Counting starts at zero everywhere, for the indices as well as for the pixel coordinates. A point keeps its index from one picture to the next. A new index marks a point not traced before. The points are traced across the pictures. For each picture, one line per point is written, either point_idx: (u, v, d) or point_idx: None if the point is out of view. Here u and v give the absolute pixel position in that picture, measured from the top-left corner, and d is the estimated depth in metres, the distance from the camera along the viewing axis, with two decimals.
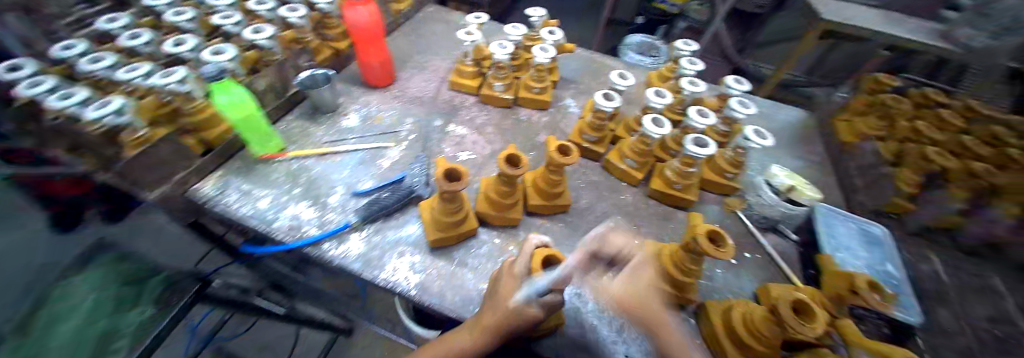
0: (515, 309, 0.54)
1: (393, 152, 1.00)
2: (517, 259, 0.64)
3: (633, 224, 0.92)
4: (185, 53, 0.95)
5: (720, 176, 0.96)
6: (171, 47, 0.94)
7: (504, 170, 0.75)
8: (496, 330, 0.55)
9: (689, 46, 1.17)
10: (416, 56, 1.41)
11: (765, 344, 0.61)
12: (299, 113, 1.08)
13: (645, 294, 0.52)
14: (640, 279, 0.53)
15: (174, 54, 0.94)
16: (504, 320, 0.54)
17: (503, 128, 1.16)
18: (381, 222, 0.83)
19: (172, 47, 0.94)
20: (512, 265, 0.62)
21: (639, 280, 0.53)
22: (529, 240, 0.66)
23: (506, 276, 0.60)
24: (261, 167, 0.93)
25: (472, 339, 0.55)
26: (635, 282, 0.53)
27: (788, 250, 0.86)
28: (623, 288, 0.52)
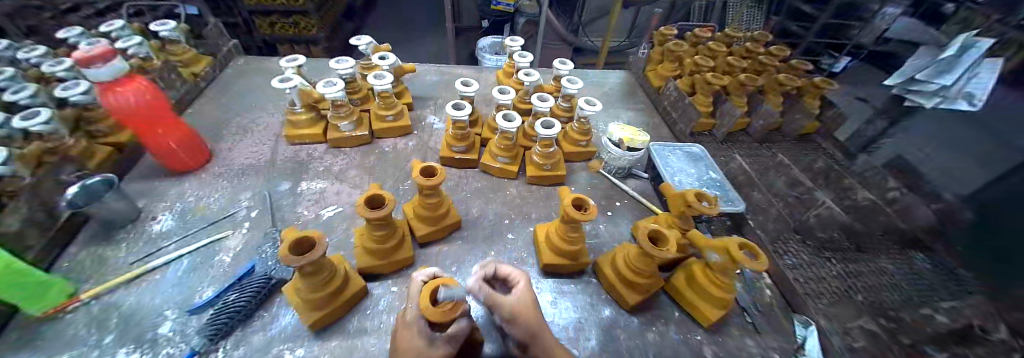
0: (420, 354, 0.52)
1: (232, 240, 0.86)
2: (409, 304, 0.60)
3: (523, 214, 0.96)
4: None
5: (579, 146, 1.06)
6: None
7: (365, 216, 0.69)
8: None
9: (517, 41, 1.26)
10: (237, 119, 1.22)
11: (644, 276, 0.70)
12: (88, 238, 0.85)
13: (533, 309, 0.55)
14: (528, 298, 0.56)
15: None
16: None
17: (369, 167, 1.09)
18: (241, 330, 0.70)
19: None
20: (405, 314, 0.58)
21: (526, 297, 0.56)
22: (415, 277, 0.62)
23: (401, 325, 0.57)
24: (49, 327, 0.69)
25: None
26: (525, 298, 0.56)
27: (646, 187, 1.01)
28: (518, 304, 0.54)
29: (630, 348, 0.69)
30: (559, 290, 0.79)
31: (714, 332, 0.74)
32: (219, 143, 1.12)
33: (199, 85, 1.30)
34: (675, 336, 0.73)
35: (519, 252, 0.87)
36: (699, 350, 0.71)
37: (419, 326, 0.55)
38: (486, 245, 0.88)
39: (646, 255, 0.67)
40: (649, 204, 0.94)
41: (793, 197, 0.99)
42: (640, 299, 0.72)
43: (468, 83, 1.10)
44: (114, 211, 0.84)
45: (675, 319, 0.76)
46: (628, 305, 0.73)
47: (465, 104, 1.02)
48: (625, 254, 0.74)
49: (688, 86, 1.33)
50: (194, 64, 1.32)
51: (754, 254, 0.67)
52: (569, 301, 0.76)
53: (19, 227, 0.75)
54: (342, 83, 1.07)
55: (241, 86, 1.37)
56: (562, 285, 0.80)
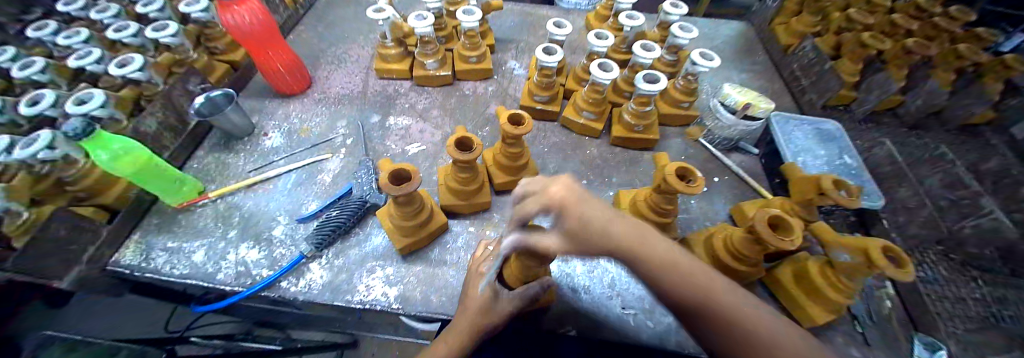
0: (490, 302, 0.59)
1: (332, 163, 0.93)
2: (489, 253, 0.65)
3: (605, 176, 0.90)
4: (47, 111, 0.78)
5: (675, 107, 0.96)
6: (25, 107, 0.76)
7: (455, 157, 0.69)
8: (478, 327, 0.57)
9: None
10: (331, 49, 1.26)
11: (748, 263, 0.63)
12: (210, 145, 0.97)
13: (583, 241, 0.42)
14: (569, 228, 0.42)
15: (33, 115, 0.77)
16: (483, 315, 0.58)
17: (449, 108, 1.08)
18: (340, 243, 0.78)
19: (26, 107, 0.76)
20: (480, 264, 0.63)
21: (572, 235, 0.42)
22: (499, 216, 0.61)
23: (472, 276, 0.63)
24: (183, 217, 0.82)
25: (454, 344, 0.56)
26: (572, 236, 0.42)
27: (752, 165, 0.90)
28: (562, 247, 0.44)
29: None
30: None
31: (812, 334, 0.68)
32: (315, 71, 1.18)
33: (298, 12, 1.35)
34: None
35: None
36: None
37: (489, 279, 0.61)
38: None
39: (756, 242, 0.60)
40: (757, 185, 0.85)
41: (946, 200, 0.89)
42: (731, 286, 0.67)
43: (561, 26, 1.00)
44: (234, 125, 0.94)
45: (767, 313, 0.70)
46: None
47: (556, 49, 0.94)
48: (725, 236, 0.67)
49: (830, 45, 1.10)
50: None
51: (901, 261, 0.56)
52: None
53: (160, 129, 0.88)
54: (432, 17, 1.03)
55: (328, 15, 1.41)
56: None
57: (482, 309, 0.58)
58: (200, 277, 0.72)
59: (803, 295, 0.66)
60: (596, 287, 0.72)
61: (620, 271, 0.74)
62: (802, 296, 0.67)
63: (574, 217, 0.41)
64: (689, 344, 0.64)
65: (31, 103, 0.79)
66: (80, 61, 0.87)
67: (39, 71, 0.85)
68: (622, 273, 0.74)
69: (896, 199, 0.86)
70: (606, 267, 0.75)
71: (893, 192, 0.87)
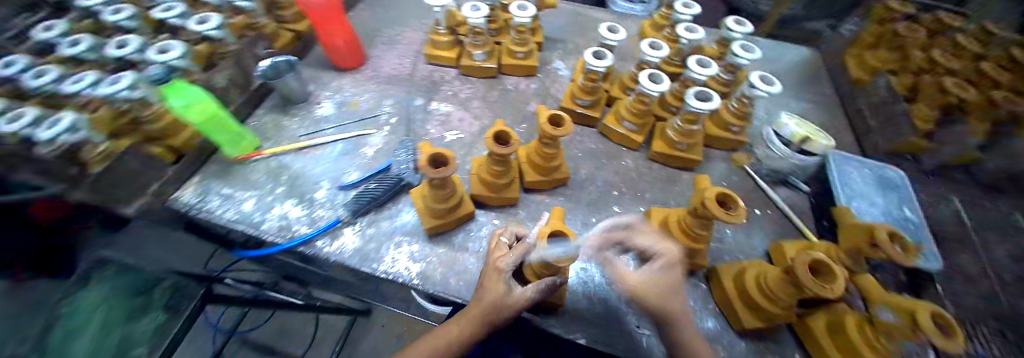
0: (503, 296, 0.59)
1: (375, 139, 0.97)
2: (508, 250, 0.65)
3: (637, 190, 0.88)
4: (131, 54, 0.88)
5: (722, 130, 0.93)
6: (114, 50, 0.86)
7: (493, 149, 0.70)
8: (485, 322, 0.58)
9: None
10: (386, 29, 1.31)
11: (781, 306, 0.61)
12: (269, 105, 1.05)
13: (665, 294, 0.51)
14: (662, 277, 0.52)
15: (119, 57, 0.86)
16: (493, 311, 0.58)
17: (491, 101, 1.10)
18: (373, 214, 0.82)
19: (114, 50, 0.86)
20: (499, 257, 0.64)
21: (661, 279, 0.52)
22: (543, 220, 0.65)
23: (490, 269, 0.62)
24: (239, 168, 0.89)
25: (460, 332, 0.58)
26: (654, 279, 0.52)
27: (796, 203, 0.87)
28: (644, 286, 0.51)
29: None
30: None
31: None
32: (370, 49, 1.24)
33: None
34: None
35: None
36: None
37: (506, 274, 0.61)
38: (590, 211, 0.84)
39: (792, 284, 0.58)
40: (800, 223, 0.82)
41: None
42: (756, 326, 0.65)
43: (614, 31, 0.99)
44: (292, 90, 1.01)
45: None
46: (740, 326, 0.67)
47: (606, 54, 0.93)
48: (759, 273, 0.65)
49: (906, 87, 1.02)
50: None
51: (950, 329, 0.51)
52: None
53: (228, 85, 0.96)
54: (486, 9, 1.05)
55: None
56: None
57: (495, 303, 0.58)
58: (247, 224, 0.79)
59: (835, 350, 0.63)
60: (612, 300, 0.71)
61: None
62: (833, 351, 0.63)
63: (670, 273, 0.53)
64: None
65: (117, 46, 0.88)
66: (165, 14, 0.95)
67: (126, 18, 0.94)
68: None
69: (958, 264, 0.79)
70: None
71: (956, 257, 0.80)
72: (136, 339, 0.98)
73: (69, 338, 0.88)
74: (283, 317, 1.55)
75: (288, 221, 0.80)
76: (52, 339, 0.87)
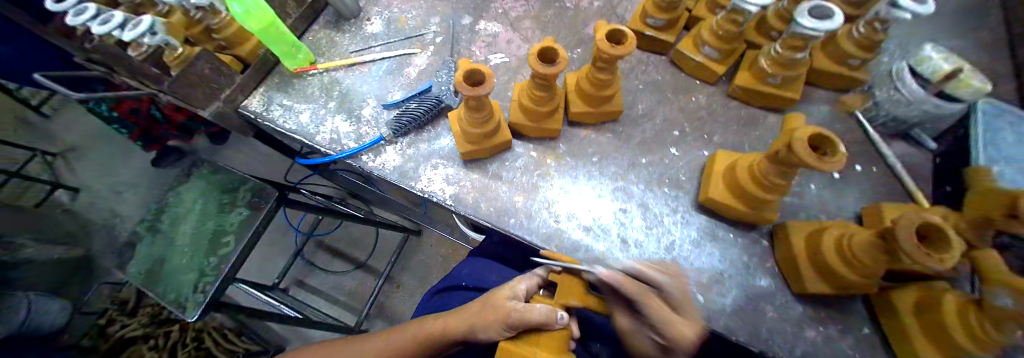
0: (508, 311, 0.56)
1: (419, 59, 0.92)
2: (519, 285, 0.62)
3: (705, 132, 0.76)
4: None
5: (837, 63, 0.76)
6: None
7: (536, 68, 0.62)
8: (469, 327, 0.59)
9: None
10: None
11: (862, 275, 0.53)
12: (324, 21, 0.99)
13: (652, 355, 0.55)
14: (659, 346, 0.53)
15: None
16: (485, 323, 0.57)
17: (544, 20, 0.97)
18: (414, 134, 0.80)
19: None
20: (513, 288, 0.61)
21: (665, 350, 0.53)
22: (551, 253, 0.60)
23: (497, 299, 0.59)
24: (298, 81, 0.90)
25: (444, 325, 0.61)
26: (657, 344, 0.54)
27: (911, 161, 0.73)
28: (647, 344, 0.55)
29: (773, 331, 0.59)
30: (709, 234, 0.68)
31: None
32: None
33: None
34: (847, 351, 0.59)
35: (679, 172, 0.73)
36: None
37: (510, 307, 0.57)
38: (640, 151, 0.75)
39: (886, 249, 0.48)
40: (916, 190, 0.69)
41: None
42: (825, 292, 0.58)
43: None
44: (346, 7, 0.95)
45: (858, 334, 0.60)
46: (801, 289, 0.60)
47: None
48: (844, 234, 0.55)
49: None
50: None
51: None
52: (712, 249, 0.66)
53: None
54: None
55: None
56: (718, 229, 0.68)
57: (490, 320, 0.56)
58: (304, 134, 0.82)
59: (915, 327, 0.54)
60: (650, 245, 0.66)
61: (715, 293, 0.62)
62: (916, 328, 0.54)
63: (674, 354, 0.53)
64: (740, 332, 0.59)
65: None
66: None
67: None
68: (720, 296, 0.62)
69: None
70: (669, 229, 0.68)
71: None
72: (224, 231, 1.12)
73: (179, 220, 1.15)
74: (349, 227, 1.74)
75: (337, 135, 0.82)
76: (168, 219, 1.15)
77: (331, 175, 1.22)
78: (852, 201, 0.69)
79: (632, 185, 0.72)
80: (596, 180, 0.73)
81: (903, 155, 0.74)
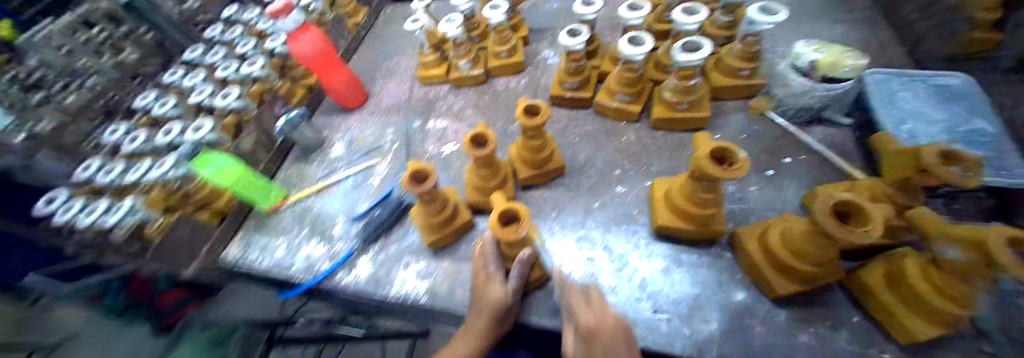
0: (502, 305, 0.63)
1: (381, 168, 1.01)
2: (485, 245, 0.69)
3: (642, 165, 0.83)
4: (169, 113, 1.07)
5: (733, 77, 0.87)
6: (131, 145, 1.00)
7: (471, 153, 0.71)
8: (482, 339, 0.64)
9: None
10: (382, 62, 1.32)
11: (814, 263, 0.54)
12: (293, 158, 1.10)
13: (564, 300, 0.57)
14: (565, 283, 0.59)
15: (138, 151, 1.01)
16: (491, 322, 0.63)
17: (483, 106, 1.10)
18: (383, 240, 0.86)
19: (132, 145, 1.00)
20: (487, 265, 0.68)
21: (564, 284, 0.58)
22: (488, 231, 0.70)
23: (482, 286, 0.66)
24: (273, 218, 0.97)
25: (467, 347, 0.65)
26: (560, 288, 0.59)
27: (834, 140, 0.79)
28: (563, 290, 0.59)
29: (765, 345, 0.57)
30: (674, 260, 0.69)
31: (915, 353, 0.53)
32: (371, 84, 1.25)
33: (360, 34, 1.41)
34: (844, 345, 0.56)
35: (630, 208, 0.77)
36: None
37: (498, 277, 0.65)
38: (591, 196, 0.81)
39: (822, 234, 0.50)
40: (846, 165, 0.73)
41: None
42: (793, 289, 0.58)
43: (590, 3, 0.95)
44: (308, 140, 1.07)
45: (849, 325, 0.58)
46: (773, 294, 0.60)
47: (583, 29, 0.86)
48: (785, 228, 0.58)
49: None
50: (354, 13, 1.43)
51: None
52: (683, 275, 0.67)
53: (254, 147, 1.03)
54: (461, 19, 1.04)
55: (381, 26, 1.47)
56: (679, 253, 0.70)
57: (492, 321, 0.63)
58: (281, 268, 0.87)
59: (895, 302, 0.53)
60: (624, 289, 0.67)
61: (709, 323, 0.61)
62: (896, 303, 0.53)
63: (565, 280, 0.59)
64: (733, 354, 0.57)
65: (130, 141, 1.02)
66: (199, 97, 1.08)
67: (171, 108, 1.07)
68: (705, 317, 0.62)
69: None
70: (637, 265, 0.69)
71: None
72: None
73: None
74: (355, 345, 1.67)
75: (314, 258, 0.86)
76: None
77: (326, 297, 1.23)
78: (792, 192, 0.72)
79: (591, 230, 0.76)
80: (558, 234, 0.76)
81: (826, 136, 0.80)
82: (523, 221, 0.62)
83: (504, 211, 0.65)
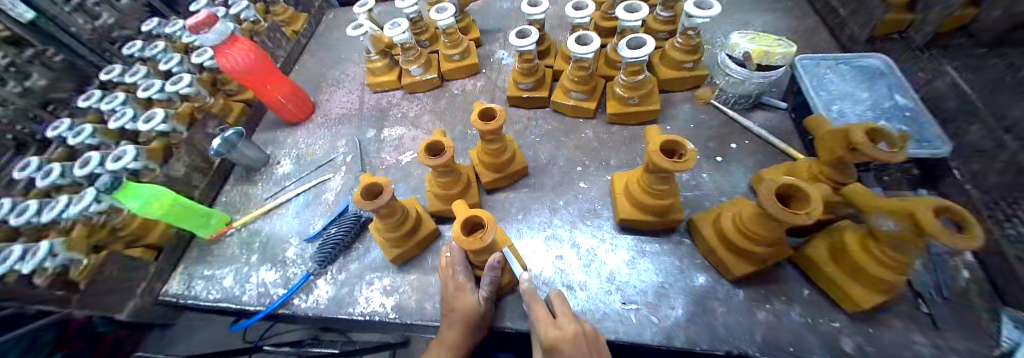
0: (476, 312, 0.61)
1: (334, 182, 0.95)
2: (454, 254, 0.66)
3: (602, 160, 0.83)
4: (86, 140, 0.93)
5: (680, 68, 0.90)
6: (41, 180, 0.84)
7: (425, 164, 0.67)
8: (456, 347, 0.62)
9: None
10: (329, 70, 1.24)
11: (766, 243, 0.56)
12: (234, 180, 1.01)
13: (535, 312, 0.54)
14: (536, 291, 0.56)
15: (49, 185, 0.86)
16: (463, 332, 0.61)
17: (440, 111, 1.06)
18: (342, 258, 0.80)
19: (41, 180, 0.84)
20: (455, 274, 0.64)
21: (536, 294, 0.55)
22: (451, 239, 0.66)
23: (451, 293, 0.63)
24: (216, 246, 0.88)
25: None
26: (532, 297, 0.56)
27: (776, 122, 0.83)
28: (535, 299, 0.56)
29: (728, 326, 0.59)
30: (639, 250, 0.70)
31: (859, 319, 0.57)
32: (317, 95, 1.17)
33: (302, 43, 1.32)
34: (799, 318, 0.58)
35: (593, 203, 0.77)
36: (835, 341, 0.55)
37: (468, 287, 0.63)
38: (553, 195, 0.80)
39: (768, 217, 0.51)
40: (787, 146, 0.77)
41: None
42: (750, 269, 0.60)
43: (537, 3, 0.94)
44: (250, 160, 0.98)
45: (801, 298, 0.60)
46: (731, 275, 0.62)
47: (532, 29, 0.85)
48: (737, 211, 0.60)
49: None
50: (293, 20, 1.34)
51: (962, 222, 0.42)
52: (648, 264, 0.68)
53: (188, 171, 0.94)
54: (406, 23, 0.99)
55: (326, 33, 1.39)
56: (643, 244, 0.70)
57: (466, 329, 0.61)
58: (230, 300, 0.79)
59: (840, 272, 0.56)
60: (591, 284, 0.66)
61: (676, 309, 0.61)
62: (842, 274, 0.56)
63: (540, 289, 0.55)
64: (700, 339, 0.58)
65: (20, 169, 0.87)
66: (118, 121, 0.94)
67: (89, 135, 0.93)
68: (672, 303, 0.62)
69: (968, 138, 0.67)
70: (604, 259, 0.69)
71: (964, 133, 0.69)
72: None
73: None
74: None
75: (266, 286, 0.79)
76: None
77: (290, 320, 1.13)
78: (743, 176, 0.75)
79: (558, 228, 0.75)
80: (525, 234, 0.75)
81: (770, 120, 0.84)
82: (488, 226, 0.58)
83: (466, 219, 0.62)
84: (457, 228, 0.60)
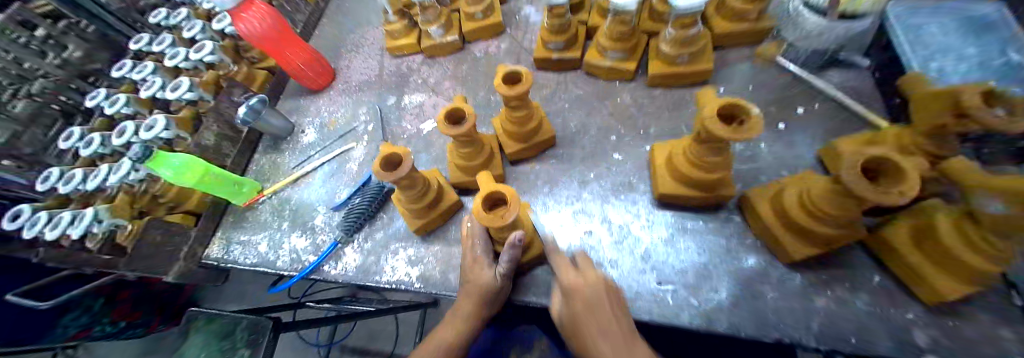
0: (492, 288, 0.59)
1: (358, 151, 0.94)
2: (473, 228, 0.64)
3: (639, 128, 0.76)
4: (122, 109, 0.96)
5: (736, 21, 0.78)
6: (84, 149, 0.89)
7: (446, 132, 0.63)
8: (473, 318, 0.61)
9: None
10: (347, 34, 1.20)
11: (835, 224, 0.49)
12: (263, 148, 1.02)
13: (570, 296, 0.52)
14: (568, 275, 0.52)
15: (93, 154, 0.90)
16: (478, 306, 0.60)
17: (461, 76, 1.00)
18: (368, 227, 0.80)
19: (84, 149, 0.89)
20: (473, 251, 0.62)
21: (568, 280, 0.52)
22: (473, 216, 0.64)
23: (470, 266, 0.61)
24: (250, 213, 0.91)
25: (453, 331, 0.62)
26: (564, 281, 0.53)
27: (848, 84, 0.72)
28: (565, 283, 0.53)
29: (780, 312, 0.53)
30: (680, 228, 0.64)
31: (940, 312, 0.50)
32: (337, 60, 1.14)
33: (320, 5, 1.27)
34: (865, 308, 0.52)
35: (629, 175, 0.71)
36: (908, 334, 0.49)
37: (486, 262, 0.61)
38: (584, 166, 0.74)
39: (846, 192, 0.43)
40: (863, 111, 0.66)
41: None
42: (810, 253, 0.53)
43: None
44: (276, 129, 0.98)
45: (870, 286, 0.54)
46: (789, 259, 0.55)
47: None
48: (803, 187, 0.52)
49: None
50: None
51: None
52: (689, 243, 0.62)
53: (218, 139, 0.94)
54: None
55: None
56: (685, 221, 0.65)
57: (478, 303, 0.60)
58: (265, 264, 0.81)
59: (923, 261, 0.48)
60: (625, 262, 0.62)
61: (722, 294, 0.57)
62: (927, 263, 0.48)
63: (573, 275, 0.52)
64: (746, 326, 0.53)
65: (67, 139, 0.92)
66: (149, 90, 0.95)
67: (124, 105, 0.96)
68: (716, 287, 0.57)
69: None
70: (639, 236, 0.64)
71: None
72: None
73: None
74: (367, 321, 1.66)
75: (297, 252, 0.81)
76: None
77: None
78: (805, 147, 0.66)
79: (588, 203, 0.70)
80: (554, 208, 0.71)
81: (841, 80, 0.73)
82: (510, 203, 0.54)
83: (488, 194, 0.58)
84: (479, 201, 0.57)
